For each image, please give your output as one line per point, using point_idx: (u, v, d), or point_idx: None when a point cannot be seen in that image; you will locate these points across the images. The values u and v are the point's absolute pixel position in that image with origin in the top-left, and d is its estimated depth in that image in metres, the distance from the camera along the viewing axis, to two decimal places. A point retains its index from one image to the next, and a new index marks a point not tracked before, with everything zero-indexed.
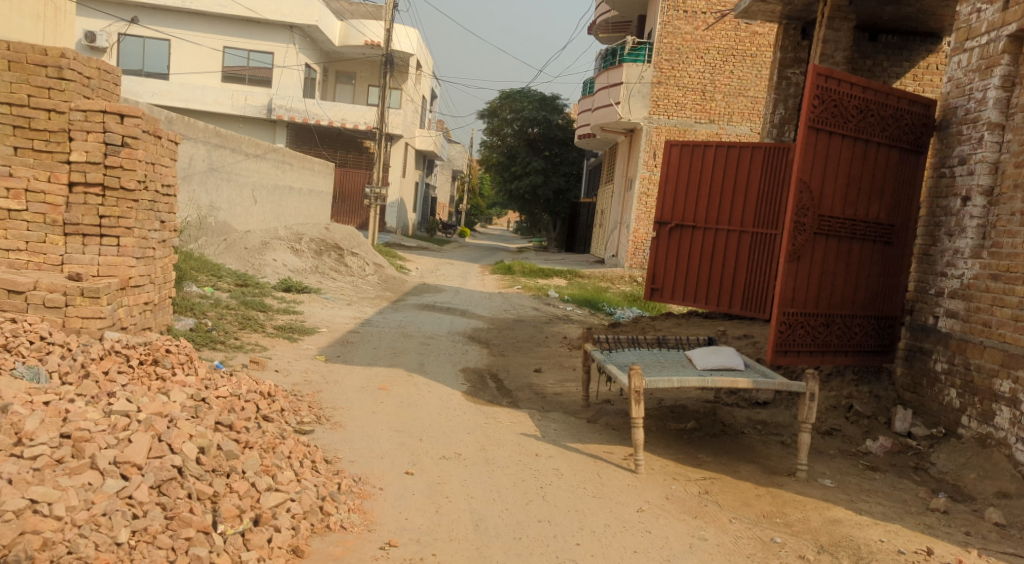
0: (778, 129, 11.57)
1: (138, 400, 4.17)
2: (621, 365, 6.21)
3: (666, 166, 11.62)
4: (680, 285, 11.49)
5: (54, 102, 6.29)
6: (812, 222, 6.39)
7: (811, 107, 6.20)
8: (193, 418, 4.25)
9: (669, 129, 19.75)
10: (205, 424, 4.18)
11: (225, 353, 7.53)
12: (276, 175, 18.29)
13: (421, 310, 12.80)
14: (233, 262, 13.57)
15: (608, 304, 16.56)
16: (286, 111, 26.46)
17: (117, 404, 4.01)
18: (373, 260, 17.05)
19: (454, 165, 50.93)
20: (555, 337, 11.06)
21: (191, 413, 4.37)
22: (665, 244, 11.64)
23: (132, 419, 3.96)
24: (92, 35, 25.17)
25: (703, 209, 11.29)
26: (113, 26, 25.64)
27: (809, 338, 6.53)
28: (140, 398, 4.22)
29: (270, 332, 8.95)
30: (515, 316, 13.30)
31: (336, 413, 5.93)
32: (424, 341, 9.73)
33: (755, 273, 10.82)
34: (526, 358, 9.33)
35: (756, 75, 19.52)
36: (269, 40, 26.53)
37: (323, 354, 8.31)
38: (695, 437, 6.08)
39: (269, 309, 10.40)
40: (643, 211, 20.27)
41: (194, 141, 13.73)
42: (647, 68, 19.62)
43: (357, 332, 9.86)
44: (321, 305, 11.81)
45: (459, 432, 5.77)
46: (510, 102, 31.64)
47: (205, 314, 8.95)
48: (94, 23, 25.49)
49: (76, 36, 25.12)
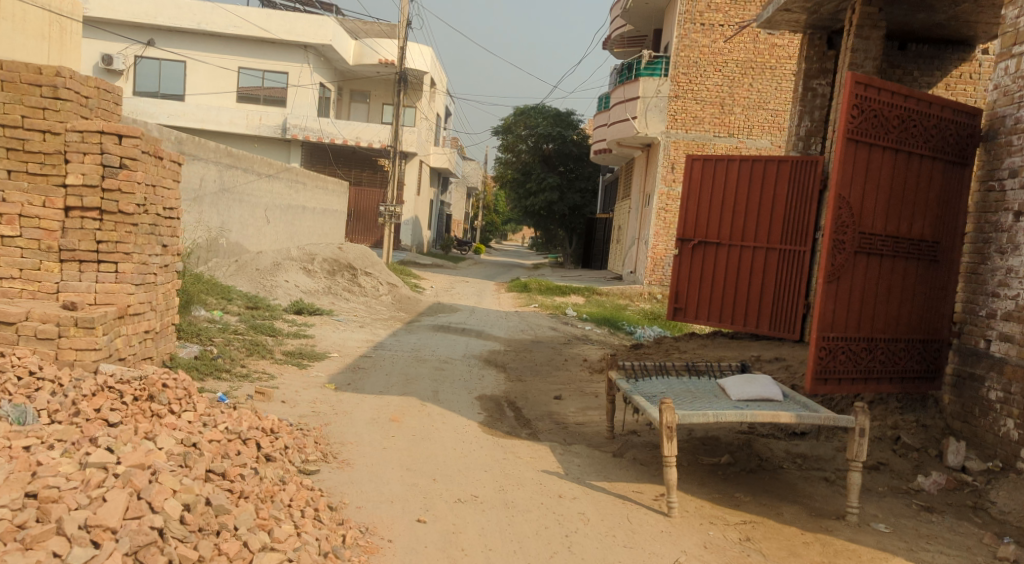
0: (805, 142, 11.16)
1: (120, 449, 3.80)
2: (649, 396, 5.78)
3: (688, 181, 11.23)
4: (704, 304, 11.05)
5: (49, 123, 5.93)
6: (852, 240, 6.00)
7: (849, 117, 5.81)
8: (181, 468, 3.89)
9: (687, 143, 19.34)
10: (192, 476, 3.81)
11: (231, 383, 7.16)
12: (290, 195, 18.05)
13: (435, 332, 12.41)
14: (244, 284, 13.24)
15: (628, 323, 16.13)
16: (301, 130, 26.39)
17: (94, 455, 3.67)
18: (386, 280, 16.71)
19: (468, 182, 50.78)
20: (574, 360, 10.64)
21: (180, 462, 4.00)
22: (688, 262, 11.23)
23: (109, 472, 3.60)
24: (110, 58, 25.21)
25: (727, 225, 10.88)
26: (130, 49, 25.62)
27: (851, 364, 6.14)
28: (122, 446, 3.86)
29: (279, 358, 8.59)
30: (532, 337, 12.89)
31: (345, 450, 5.55)
32: (438, 366, 9.35)
33: (784, 292, 10.42)
34: (546, 383, 8.91)
35: (776, 88, 19.11)
36: (284, 61, 26.45)
37: (334, 381, 7.93)
38: (730, 474, 5.65)
39: (279, 332, 10.06)
40: (662, 227, 19.82)
41: (205, 162, 13.46)
42: (663, 82, 19.31)
43: (369, 357, 9.49)
44: (332, 328, 11.45)
45: (475, 471, 5.36)
46: (525, 118, 31.58)
47: (212, 340, 8.61)
48: (111, 46, 25.50)
49: (94, 60, 25.18)
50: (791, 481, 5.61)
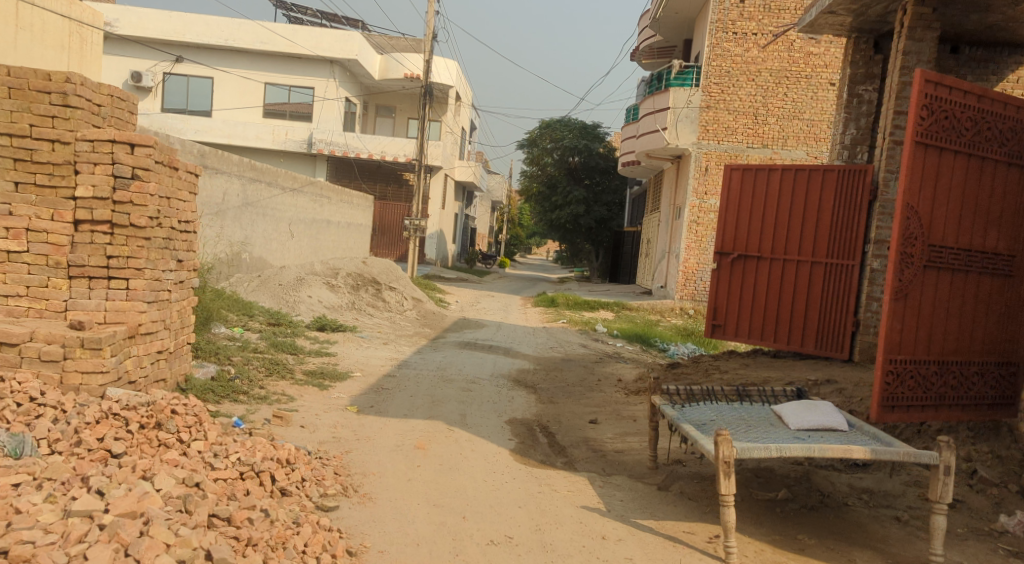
0: (850, 151, 10.60)
1: (110, 494, 3.44)
2: (699, 424, 5.30)
3: (726, 192, 10.83)
4: (744, 321, 10.61)
5: (57, 132, 5.56)
6: (922, 253, 5.51)
7: (918, 119, 5.34)
8: (179, 515, 3.52)
9: (719, 154, 18.81)
10: (191, 526, 3.44)
11: (248, 407, 6.77)
12: (314, 209, 17.77)
13: (462, 349, 11.98)
14: (266, 300, 12.91)
15: (660, 339, 15.62)
16: (326, 145, 26.22)
17: (79, 503, 3.33)
18: (411, 295, 16.33)
19: (493, 196, 50.51)
20: (608, 380, 10.15)
21: (180, 506, 3.62)
22: (728, 277, 10.80)
23: (94, 524, 3.24)
24: (138, 75, 25.17)
25: (768, 238, 10.44)
26: (159, 66, 25.61)
27: (920, 390, 5.65)
28: (113, 490, 3.51)
29: (300, 378, 8.19)
30: (562, 355, 12.42)
31: (366, 481, 5.12)
32: (466, 386, 8.90)
33: (830, 308, 9.89)
34: (579, 405, 8.43)
35: (811, 97, 18.52)
36: (310, 76, 26.30)
37: (356, 404, 7.50)
38: (789, 511, 5.14)
39: (301, 350, 9.68)
40: (693, 240, 19.24)
41: (228, 175, 13.17)
42: (694, 92, 18.78)
43: (393, 377, 9.07)
44: (356, 345, 11.06)
45: (509, 508, 4.90)
46: (550, 131, 31.19)
47: (230, 360, 8.24)
48: (141, 63, 25.48)
49: (123, 76, 25.15)
50: (856, 520, 5.08)
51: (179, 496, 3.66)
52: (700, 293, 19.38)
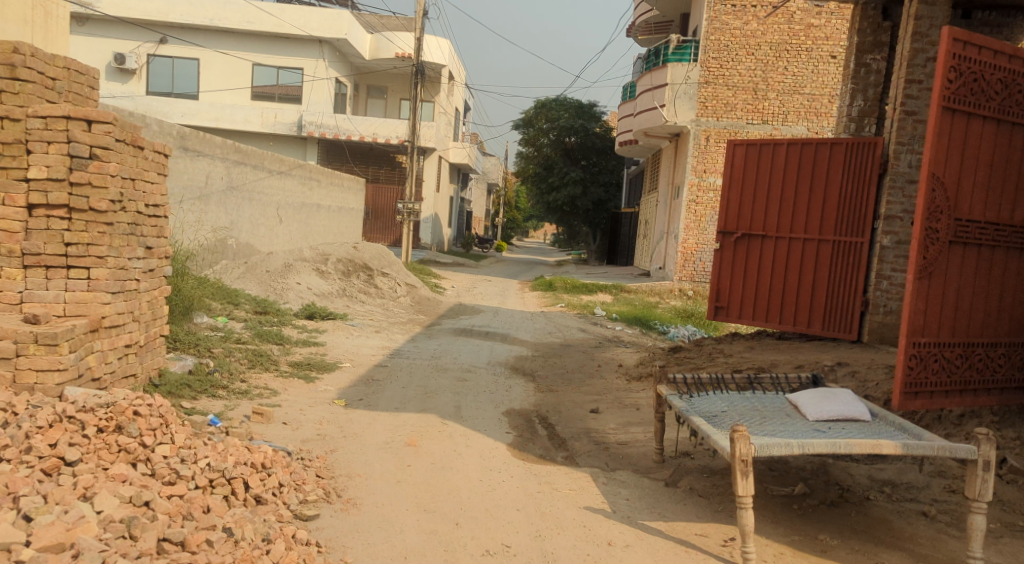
0: (857, 123, 10.16)
1: (33, 523, 3.17)
2: (709, 416, 4.89)
3: (730, 168, 10.37)
4: (748, 303, 10.17)
5: (7, 107, 5.13)
6: (947, 227, 5.09)
7: (946, 81, 4.93)
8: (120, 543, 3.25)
9: (719, 131, 18.38)
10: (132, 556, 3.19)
11: (227, 402, 6.36)
12: (303, 192, 17.30)
13: (457, 336, 11.56)
14: (253, 287, 12.51)
15: (660, 321, 15.21)
16: (316, 127, 25.73)
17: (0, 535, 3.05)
18: (405, 280, 15.91)
19: (489, 178, 49.96)
20: (608, 366, 9.75)
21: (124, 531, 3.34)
22: (731, 257, 10.38)
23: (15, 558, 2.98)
24: (121, 57, 24.57)
25: (773, 215, 9.99)
26: (143, 47, 24.99)
27: (945, 375, 5.23)
28: (41, 517, 3.25)
29: (285, 370, 7.79)
30: (561, 340, 12.00)
31: (351, 485, 4.71)
32: (461, 375, 8.50)
33: (838, 288, 9.49)
34: (579, 393, 8.03)
35: (812, 71, 18.06)
36: (299, 57, 25.77)
37: (343, 397, 7.10)
38: (808, 508, 4.73)
39: (288, 340, 9.27)
40: (692, 219, 18.80)
41: (211, 157, 12.75)
42: (693, 67, 18.29)
43: (384, 367, 8.66)
44: (345, 334, 10.64)
45: (507, 512, 4.50)
46: (546, 110, 30.56)
47: (211, 351, 7.83)
48: (124, 44, 24.87)
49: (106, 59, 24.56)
50: (881, 516, 4.67)
51: (121, 519, 3.39)
52: (700, 274, 18.96)
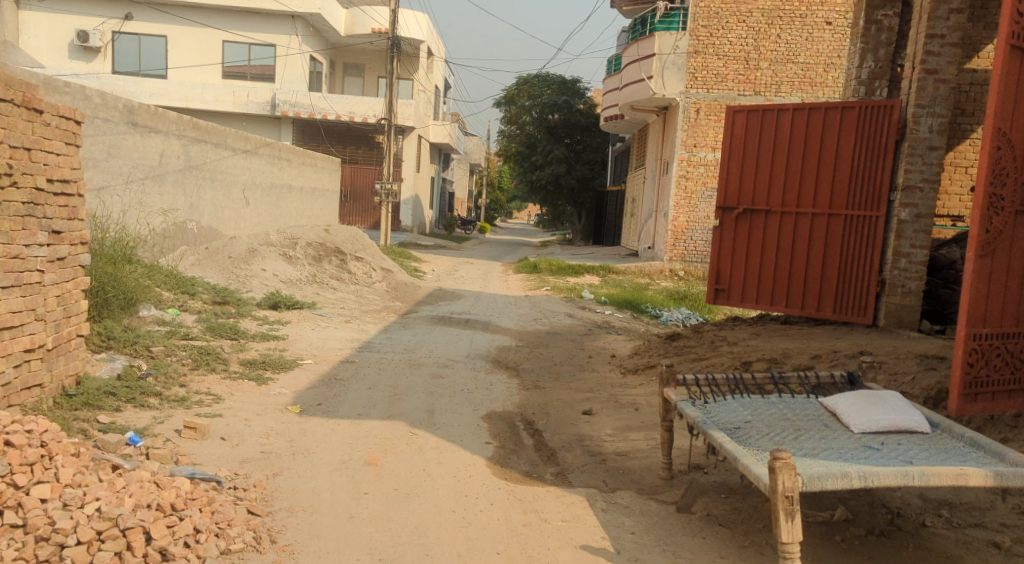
0: (867, 86, 9.24)
1: None
2: (730, 429, 3.99)
3: (729, 138, 9.31)
4: (752, 285, 9.26)
5: None
6: (1014, 195, 4.23)
7: (1015, 16, 4.07)
8: None
9: (709, 103, 17.46)
10: None
11: (158, 413, 5.43)
12: (272, 172, 16.28)
13: (434, 325, 10.63)
14: (213, 276, 11.56)
15: (651, 305, 14.36)
16: (291, 106, 24.50)
17: None
18: (380, 265, 14.95)
19: (471, 159, 48.85)
20: (600, 357, 8.86)
21: None
22: (731, 235, 9.38)
23: None
24: (84, 34, 23.34)
25: (778, 189, 9.00)
26: (107, 24, 23.70)
27: (1008, 373, 4.38)
28: None
29: (235, 370, 6.86)
30: (547, 328, 11.10)
31: (292, 523, 3.82)
32: (436, 371, 7.59)
33: (850, 266, 8.62)
34: (568, 391, 7.14)
35: (807, 38, 17.10)
36: (271, 33, 24.56)
37: (298, 402, 6.16)
38: (854, 540, 3.86)
39: (244, 334, 8.32)
40: (682, 196, 17.88)
41: (164, 134, 11.78)
42: (682, 36, 17.35)
43: (350, 363, 7.73)
44: (311, 325, 9.68)
45: (483, 558, 3.65)
46: (528, 87, 29.62)
47: (150, 351, 6.89)
48: (88, 21, 23.58)
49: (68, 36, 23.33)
50: (945, 549, 3.80)
51: None
52: (691, 253, 18.08)
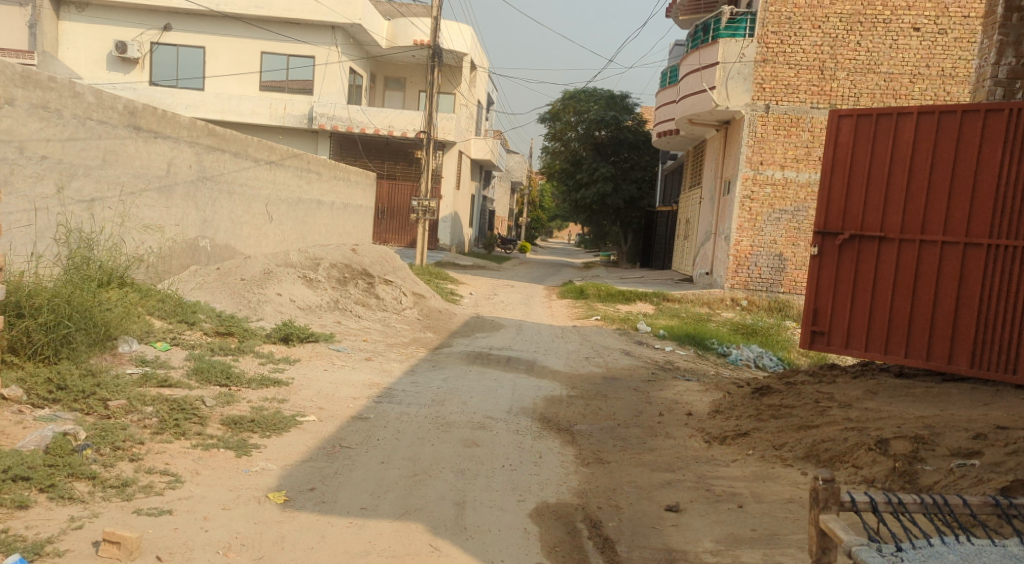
0: (1008, 88, 7.50)
1: None
2: None
3: (832, 148, 7.62)
4: (860, 328, 7.53)
5: None
6: None
7: None
8: None
9: (778, 117, 15.70)
10: None
11: (83, 509, 3.90)
12: (300, 186, 14.93)
13: (470, 365, 9.01)
14: (221, 301, 10.13)
15: (717, 340, 12.62)
16: (328, 119, 23.30)
17: None
18: (411, 289, 13.42)
19: (513, 177, 47.47)
20: (672, 415, 7.17)
21: None
22: (834, 265, 7.67)
23: None
24: (123, 45, 22.54)
25: (896, 210, 7.29)
26: (146, 35, 22.84)
27: None
28: None
29: (213, 434, 5.28)
30: (601, 370, 9.41)
31: None
32: (469, 435, 5.97)
33: (992, 309, 6.85)
34: (641, 469, 5.47)
35: (890, 46, 15.23)
36: (310, 43, 23.38)
37: (284, 486, 4.59)
38: None
39: (237, 379, 6.78)
40: (745, 218, 16.04)
41: (175, 140, 10.47)
42: (749, 43, 15.68)
43: (363, 421, 6.13)
44: (324, 365, 8.14)
45: None
46: (575, 102, 28.15)
47: (107, 407, 5.34)
48: (126, 31, 22.77)
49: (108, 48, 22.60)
50: None
51: None
52: (755, 281, 16.21)
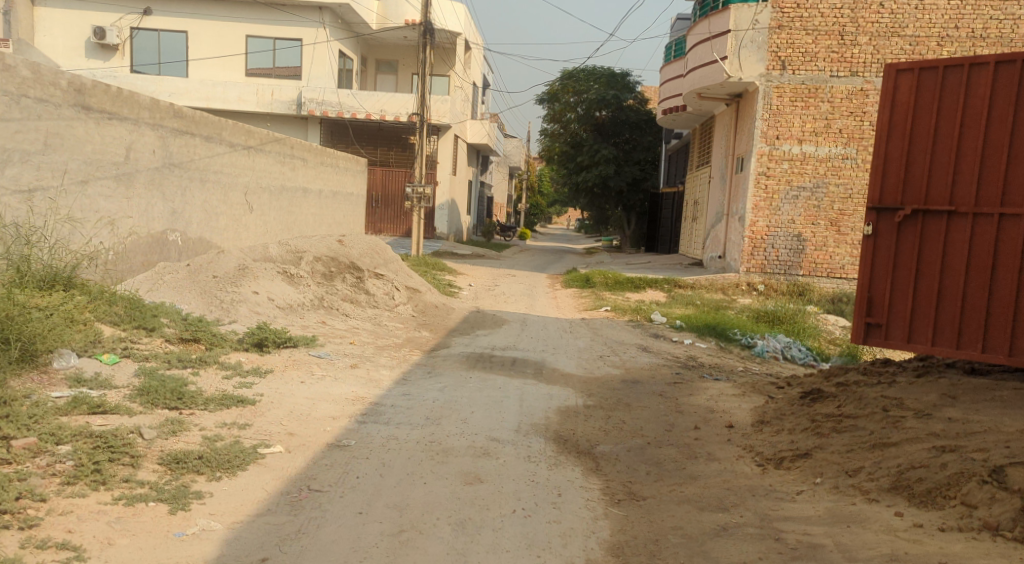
0: None
1: None
2: None
3: (889, 108, 6.40)
4: (925, 320, 6.28)
5: None
6: None
7: None
8: None
9: (795, 87, 14.48)
10: None
11: None
12: (283, 173, 13.79)
13: (470, 370, 7.86)
14: (188, 303, 8.99)
15: (739, 330, 11.50)
16: (318, 104, 22.07)
17: None
18: (405, 283, 12.29)
19: (512, 162, 46.21)
20: (711, 430, 6.01)
21: None
22: (891, 246, 6.41)
23: None
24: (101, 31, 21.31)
25: (968, 178, 6.03)
26: (125, 20, 21.61)
27: None
28: None
29: (145, 480, 4.15)
30: (620, 372, 8.26)
31: None
32: (469, 466, 4.84)
33: None
34: (687, 510, 4.34)
35: (916, 6, 13.98)
36: (296, 25, 22.11)
37: (226, 558, 3.52)
38: None
39: (192, 399, 5.64)
40: (761, 197, 14.87)
41: (135, 122, 9.29)
42: (763, 8, 14.42)
43: (341, 451, 5.00)
44: (300, 376, 7.00)
45: None
46: (573, 82, 26.95)
47: (9, 449, 4.19)
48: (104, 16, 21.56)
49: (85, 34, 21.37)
50: None
51: None
52: (773, 264, 15.03)
